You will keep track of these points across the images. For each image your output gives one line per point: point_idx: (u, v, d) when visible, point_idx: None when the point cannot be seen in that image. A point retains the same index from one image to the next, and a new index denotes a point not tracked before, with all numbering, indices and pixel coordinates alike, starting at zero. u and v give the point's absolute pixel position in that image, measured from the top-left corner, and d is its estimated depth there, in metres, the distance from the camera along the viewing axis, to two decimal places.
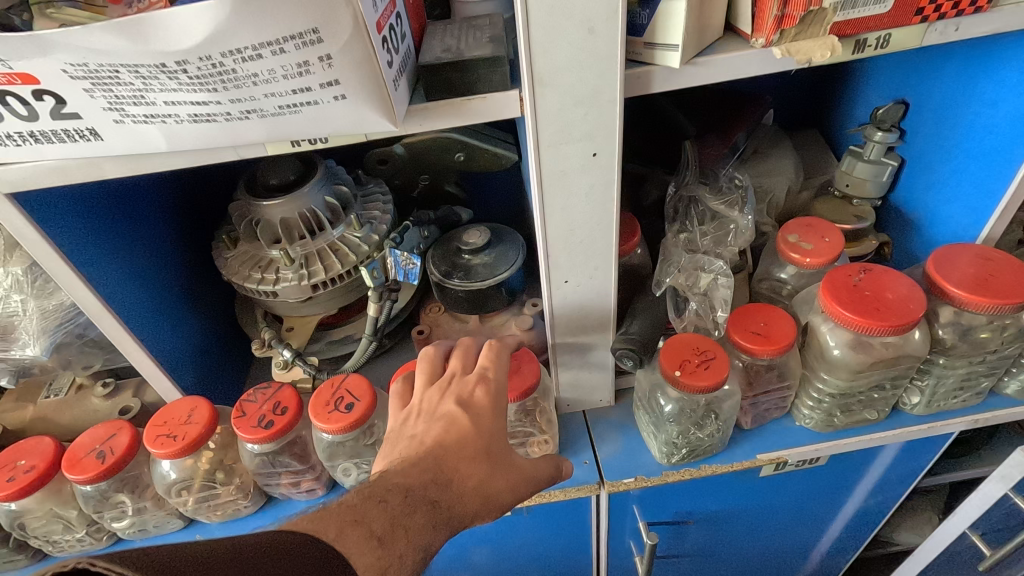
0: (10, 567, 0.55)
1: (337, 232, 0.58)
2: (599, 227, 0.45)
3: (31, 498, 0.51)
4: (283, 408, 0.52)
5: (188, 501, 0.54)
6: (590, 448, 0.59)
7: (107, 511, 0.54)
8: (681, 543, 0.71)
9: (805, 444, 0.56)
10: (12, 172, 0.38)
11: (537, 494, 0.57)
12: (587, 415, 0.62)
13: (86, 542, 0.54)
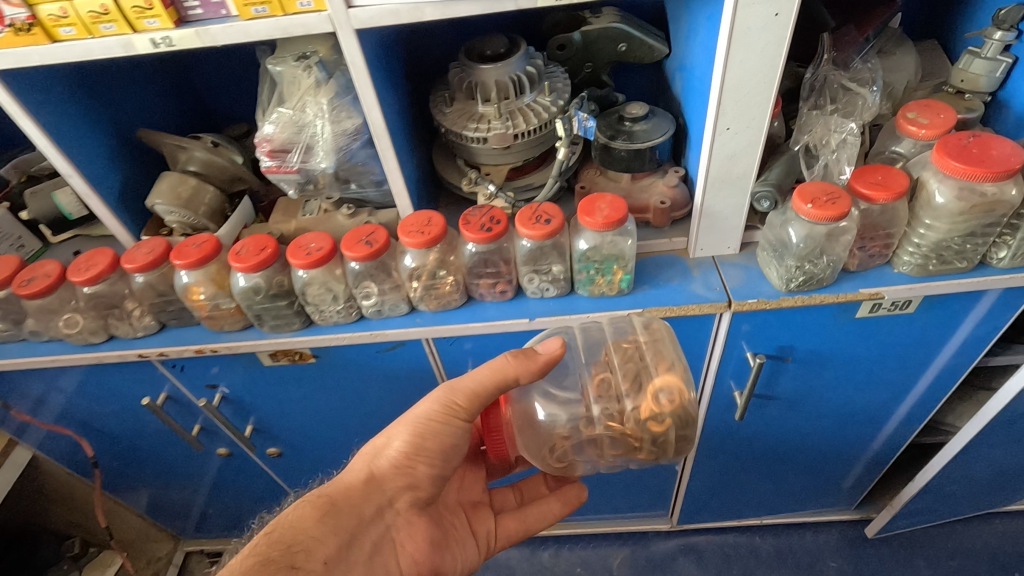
0: (289, 327, 0.76)
1: (531, 97, 0.74)
2: (763, 81, 0.59)
3: (316, 271, 0.72)
4: (498, 220, 0.70)
5: (420, 287, 0.74)
6: (719, 279, 0.75)
7: (361, 289, 0.74)
8: (775, 383, 0.87)
9: (901, 284, 0.70)
10: (367, 11, 0.55)
11: (676, 306, 0.73)
12: (715, 259, 0.77)
13: (343, 313, 0.75)
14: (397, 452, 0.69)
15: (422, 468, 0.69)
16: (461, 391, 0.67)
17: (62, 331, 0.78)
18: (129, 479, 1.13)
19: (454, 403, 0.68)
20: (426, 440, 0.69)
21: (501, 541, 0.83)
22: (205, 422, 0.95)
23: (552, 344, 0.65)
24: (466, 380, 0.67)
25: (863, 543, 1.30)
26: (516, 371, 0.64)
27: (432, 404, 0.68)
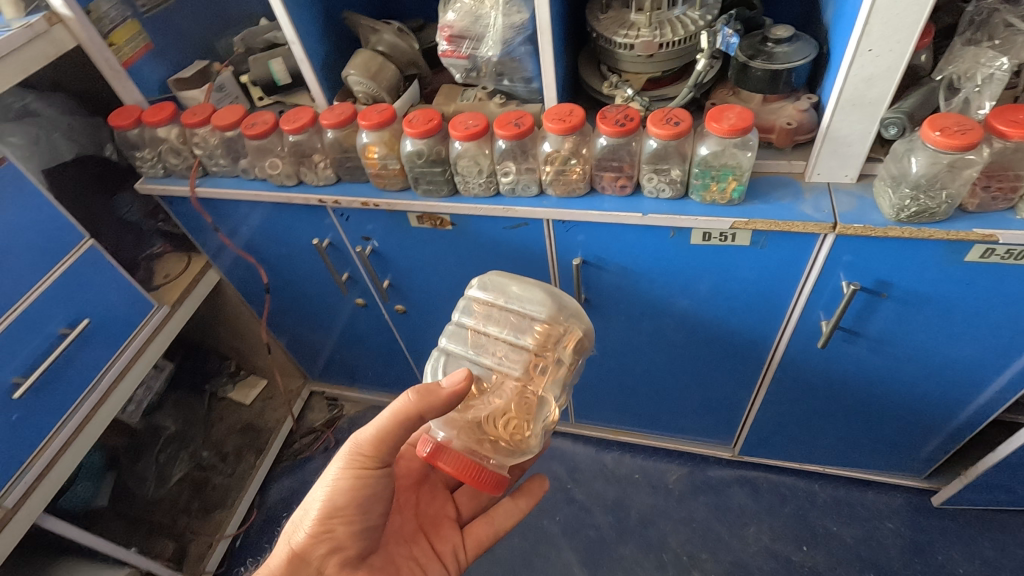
0: (438, 193, 0.91)
1: (680, 11, 0.81)
2: (916, 3, 0.62)
3: (470, 144, 0.85)
4: (631, 118, 0.79)
5: (552, 172, 0.85)
6: (830, 204, 0.79)
7: (502, 167, 0.87)
8: (866, 320, 0.91)
9: (1019, 230, 0.71)
10: None
11: (782, 221, 0.79)
12: (831, 185, 0.81)
13: (484, 187, 0.89)
14: (315, 516, 0.74)
15: (341, 527, 0.74)
16: (365, 441, 0.72)
17: (267, 171, 0.99)
18: (283, 315, 1.40)
19: (361, 457, 0.73)
20: (339, 498, 0.73)
21: (472, 548, 0.91)
22: (353, 272, 1.16)
23: (458, 379, 0.68)
24: (367, 437, 0.72)
25: (927, 512, 1.32)
26: (420, 409, 0.68)
27: (341, 471, 0.73)
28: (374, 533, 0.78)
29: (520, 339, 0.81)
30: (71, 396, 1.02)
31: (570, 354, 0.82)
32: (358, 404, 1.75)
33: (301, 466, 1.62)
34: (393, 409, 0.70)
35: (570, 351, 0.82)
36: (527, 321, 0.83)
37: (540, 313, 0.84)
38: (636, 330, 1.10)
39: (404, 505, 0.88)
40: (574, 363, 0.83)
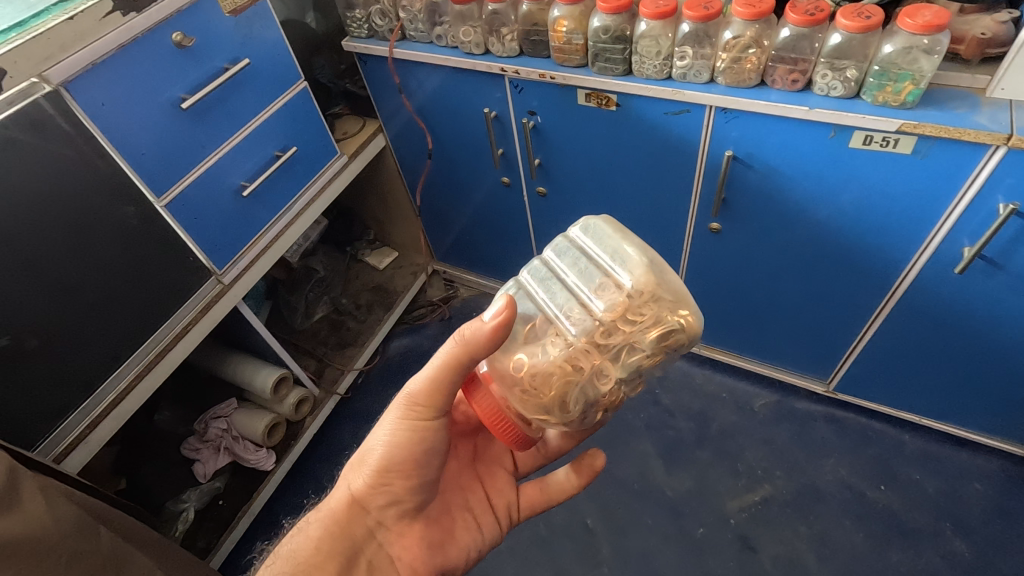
0: (612, 72, 1.01)
1: None
2: None
3: (656, 24, 0.93)
4: (822, 10, 0.83)
5: (727, 60, 0.91)
6: (1009, 118, 0.81)
7: (680, 50, 0.94)
8: (1013, 252, 0.92)
9: None
10: None
11: (953, 128, 0.81)
12: (1013, 103, 0.82)
13: (659, 69, 0.97)
14: (372, 464, 0.74)
15: (398, 483, 0.74)
16: (419, 390, 0.70)
17: (460, 39, 1.12)
18: (432, 186, 1.57)
19: (416, 408, 0.71)
20: (395, 454, 0.73)
21: (525, 509, 0.87)
22: (508, 148, 1.29)
23: (502, 309, 0.63)
24: (421, 389, 0.70)
25: (1020, 481, 1.31)
26: (469, 356, 0.65)
27: (398, 423, 0.73)
28: (432, 486, 0.77)
29: (593, 301, 0.66)
30: (274, 212, 1.23)
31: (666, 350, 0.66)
32: (472, 289, 1.94)
33: (418, 329, 1.85)
34: (440, 356, 0.67)
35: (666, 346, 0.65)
36: (608, 279, 0.66)
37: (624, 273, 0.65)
38: (764, 238, 1.15)
39: (460, 452, 0.86)
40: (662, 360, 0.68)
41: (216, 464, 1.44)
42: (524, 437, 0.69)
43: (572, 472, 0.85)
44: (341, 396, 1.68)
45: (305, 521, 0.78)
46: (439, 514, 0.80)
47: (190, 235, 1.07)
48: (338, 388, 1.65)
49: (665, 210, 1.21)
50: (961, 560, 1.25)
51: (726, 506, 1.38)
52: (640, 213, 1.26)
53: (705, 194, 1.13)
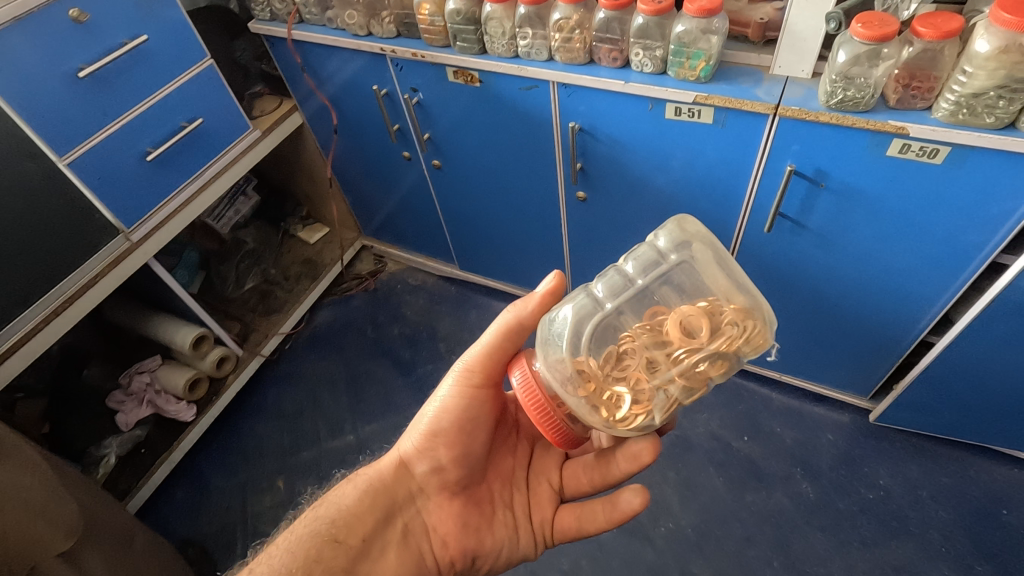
0: (470, 51, 1.13)
1: None
2: None
3: (498, 8, 1.06)
4: None
5: (558, 40, 1.04)
6: (781, 91, 0.94)
7: (521, 31, 1.07)
8: (810, 211, 1.05)
9: (928, 126, 0.84)
10: None
11: (736, 99, 0.94)
12: (787, 78, 0.95)
13: (506, 48, 1.10)
14: (425, 426, 0.83)
15: (443, 450, 0.83)
16: (475, 361, 0.81)
17: (347, 22, 1.25)
18: (347, 163, 1.69)
19: (470, 375, 0.82)
20: (445, 419, 0.82)
21: (559, 533, 0.88)
22: (402, 124, 1.41)
23: (551, 281, 0.76)
24: (480, 359, 0.81)
25: (866, 430, 1.45)
26: (517, 313, 0.77)
27: (451, 391, 0.82)
28: (473, 461, 0.85)
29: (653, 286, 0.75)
30: (183, 177, 1.35)
31: (712, 341, 0.69)
32: (399, 264, 2.06)
33: (345, 300, 1.98)
34: (497, 327, 0.79)
35: (712, 336, 0.69)
36: (662, 260, 0.76)
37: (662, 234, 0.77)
38: (621, 206, 1.28)
39: (517, 451, 0.93)
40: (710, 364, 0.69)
41: (138, 414, 1.55)
42: (556, 419, 0.71)
43: (610, 510, 0.83)
44: (266, 357, 1.80)
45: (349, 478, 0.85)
46: (480, 498, 0.87)
47: (96, 193, 1.18)
48: (263, 350, 1.78)
49: (541, 179, 1.34)
50: (806, 500, 1.38)
51: None
52: (521, 184, 1.38)
53: (566, 164, 1.26)
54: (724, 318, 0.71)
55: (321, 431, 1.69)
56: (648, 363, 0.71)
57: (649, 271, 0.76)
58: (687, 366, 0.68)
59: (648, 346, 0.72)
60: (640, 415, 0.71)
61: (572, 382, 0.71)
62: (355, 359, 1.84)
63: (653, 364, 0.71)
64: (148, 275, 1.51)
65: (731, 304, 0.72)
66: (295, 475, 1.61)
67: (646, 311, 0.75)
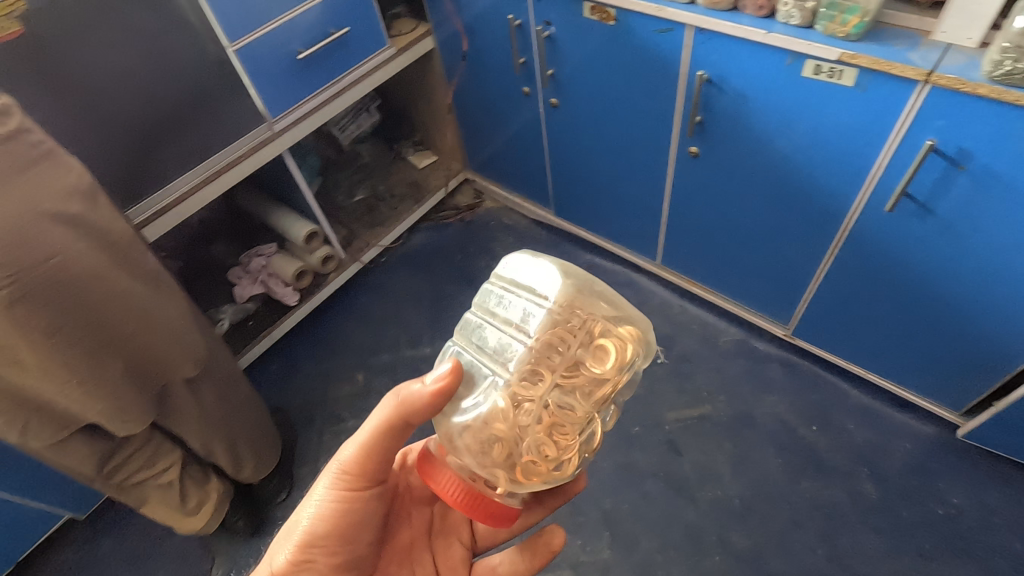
0: None
1: None
2: None
3: None
4: None
5: None
6: (938, 58, 0.88)
7: None
8: (941, 194, 0.99)
9: None
10: None
11: (885, 62, 0.90)
12: (949, 46, 0.89)
13: None
14: (300, 538, 0.76)
15: (319, 560, 0.76)
16: (350, 464, 0.75)
17: None
18: (467, 93, 1.76)
19: (346, 477, 0.76)
20: (322, 527, 0.76)
21: None
22: (528, 58, 1.45)
23: (443, 375, 0.67)
24: (352, 460, 0.75)
25: (948, 446, 1.38)
26: (405, 416, 0.71)
27: (328, 493, 0.77)
28: (363, 560, 0.80)
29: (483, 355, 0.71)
30: (322, 81, 1.47)
31: (597, 351, 0.70)
32: (496, 201, 2.13)
33: (441, 226, 2.08)
34: (374, 423, 0.73)
35: (593, 347, 0.70)
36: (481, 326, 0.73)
37: (499, 273, 0.75)
38: (733, 166, 1.26)
39: (412, 519, 0.89)
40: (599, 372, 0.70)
41: (251, 291, 1.75)
42: (484, 506, 0.69)
43: (524, 556, 0.87)
44: (363, 264, 1.94)
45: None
46: None
47: (252, 81, 1.32)
48: (362, 258, 1.92)
49: (654, 130, 1.34)
50: (865, 499, 1.34)
51: (664, 415, 1.56)
52: (633, 133, 1.39)
53: (685, 115, 1.25)
54: (596, 331, 0.72)
55: (400, 339, 1.83)
56: (556, 406, 0.69)
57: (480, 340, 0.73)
58: (591, 389, 0.70)
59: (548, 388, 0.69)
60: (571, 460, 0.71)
61: (486, 463, 0.70)
62: (440, 281, 1.95)
63: (558, 404, 0.69)
64: (277, 168, 1.67)
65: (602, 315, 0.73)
66: (373, 373, 1.76)
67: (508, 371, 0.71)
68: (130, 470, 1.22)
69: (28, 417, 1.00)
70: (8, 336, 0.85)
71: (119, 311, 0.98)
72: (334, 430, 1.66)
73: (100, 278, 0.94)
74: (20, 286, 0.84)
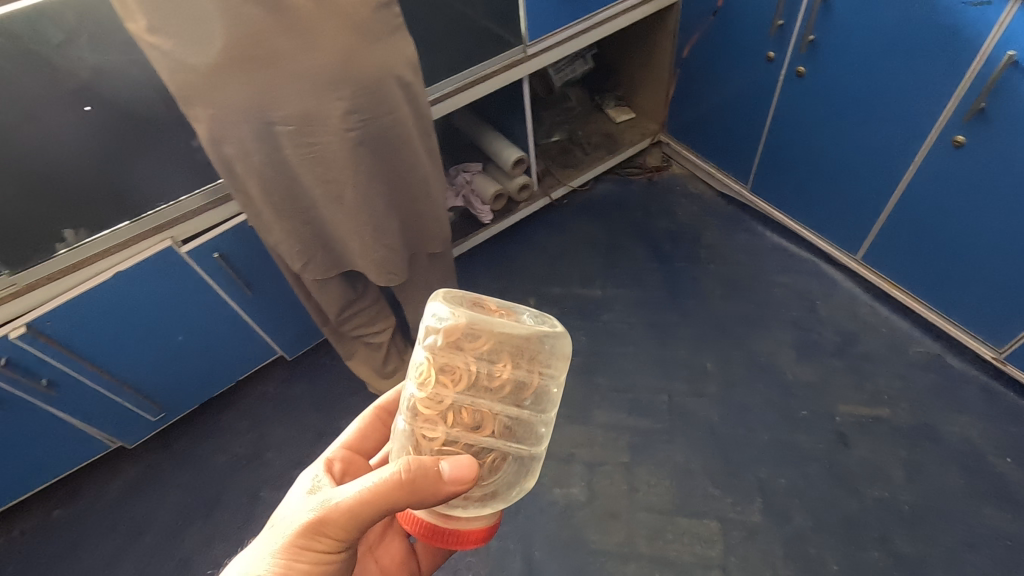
0: None
1: None
2: None
3: None
4: None
5: None
6: None
7: None
8: None
9: None
10: None
11: None
12: None
13: None
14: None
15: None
16: (334, 524, 0.73)
17: None
18: (699, 52, 1.79)
19: (325, 537, 0.74)
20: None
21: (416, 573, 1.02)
22: (788, 21, 1.46)
23: (459, 472, 0.71)
24: (335, 519, 0.73)
25: None
26: (407, 499, 0.71)
27: (300, 553, 0.73)
28: None
29: (429, 403, 0.78)
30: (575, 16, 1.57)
31: (513, 374, 0.80)
32: (684, 168, 2.14)
33: (625, 182, 2.13)
34: (360, 490, 0.72)
35: (502, 368, 0.80)
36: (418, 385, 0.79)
37: (425, 341, 0.79)
38: (1005, 161, 1.22)
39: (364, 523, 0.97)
40: (523, 396, 0.80)
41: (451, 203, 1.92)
42: (456, 539, 0.78)
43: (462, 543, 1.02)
44: (549, 202, 2.05)
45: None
46: None
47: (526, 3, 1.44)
48: (551, 194, 2.03)
49: (918, 113, 1.32)
50: None
51: (836, 407, 1.53)
52: (890, 113, 1.38)
53: (966, 100, 1.22)
54: (505, 359, 0.81)
55: (573, 277, 1.91)
56: (505, 427, 0.79)
57: (429, 390, 0.78)
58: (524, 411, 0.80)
59: (497, 416, 0.79)
60: (520, 475, 0.81)
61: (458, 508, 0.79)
62: (618, 232, 2.01)
63: (505, 428, 0.79)
64: (505, 93, 1.79)
65: (529, 351, 0.83)
66: (545, 301, 1.87)
67: (460, 415, 0.78)
68: (359, 321, 1.42)
69: (317, 251, 1.20)
70: (343, 171, 1.02)
71: (411, 177, 1.13)
72: None
73: (410, 143, 1.08)
74: (367, 130, 0.99)
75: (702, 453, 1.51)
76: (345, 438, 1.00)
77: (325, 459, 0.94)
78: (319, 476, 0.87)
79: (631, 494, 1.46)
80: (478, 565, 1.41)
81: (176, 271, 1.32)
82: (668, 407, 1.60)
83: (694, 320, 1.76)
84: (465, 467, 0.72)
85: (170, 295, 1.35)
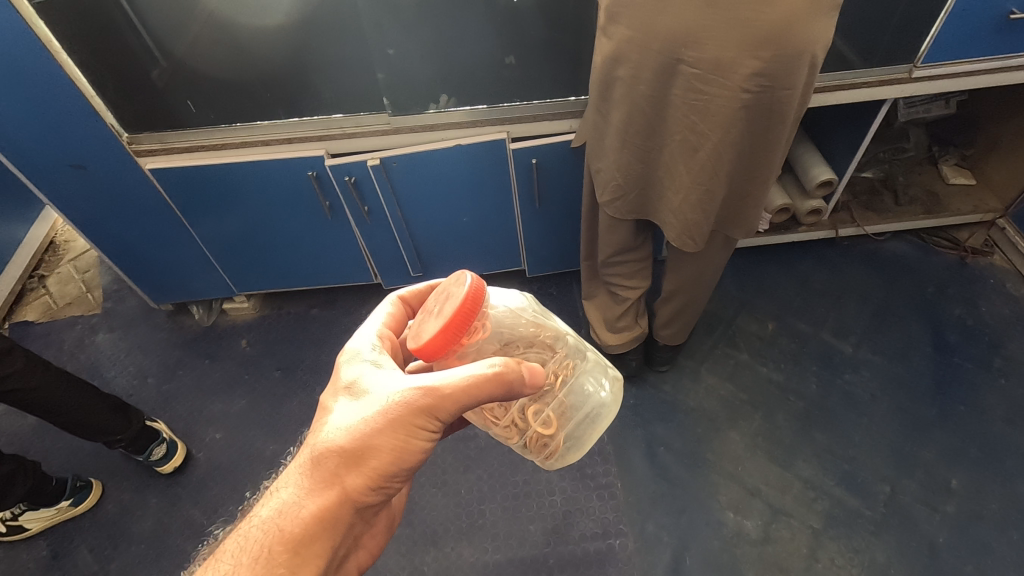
0: None
1: None
2: None
3: None
4: None
5: None
6: None
7: None
8: None
9: None
10: None
11: None
12: None
13: None
14: (371, 468, 0.69)
15: (396, 481, 0.72)
16: (442, 409, 0.69)
17: None
18: None
19: (433, 419, 0.70)
20: (399, 460, 0.70)
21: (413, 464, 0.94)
22: None
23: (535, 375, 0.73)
24: (444, 406, 0.69)
25: None
26: (503, 394, 0.70)
27: (407, 430, 0.69)
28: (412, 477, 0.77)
29: (566, 355, 0.87)
30: (991, 51, 1.37)
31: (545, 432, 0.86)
32: (1009, 262, 1.83)
33: (927, 249, 1.88)
34: (470, 377, 0.68)
35: (554, 430, 0.86)
36: (579, 356, 0.90)
37: (603, 388, 0.90)
38: None
39: None
40: (524, 441, 0.86)
41: None
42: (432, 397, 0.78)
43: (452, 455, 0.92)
44: (832, 236, 1.86)
45: (281, 508, 0.69)
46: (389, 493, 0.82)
47: (947, 18, 1.29)
48: (838, 229, 1.85)
49: None
50: None
51: None
52: None
53: None
54: (560, 438, 0.87)
55: (827, 320, 1.75)
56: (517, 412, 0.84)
57: (574, 369, 0.88)
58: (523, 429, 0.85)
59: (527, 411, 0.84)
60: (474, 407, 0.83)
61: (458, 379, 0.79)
62: (897, 297, 1.78)
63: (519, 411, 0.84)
64: (850, 110, 1.63)
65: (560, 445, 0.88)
66: (785, 331, 1.74)
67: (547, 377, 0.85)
68: (619, 271, 1.46)
69: (631, 191, 1.23)
70: (714, 127, 1.03)
71: (759, 159, 1.09)
72: (725, 351, 1.71)
73: (784, 125, 1.02)
74: (759, 97, 0.98)
75: (908, 566, 1.34)
76: (381, 320, 0.83)
77: (378, 335, 0.80)
78: (384, 351, 0.78)
79: (809, 561, 1.36)
80: (627, 537, 1.42)
81: (497, 161, 1.47)
82: (887, 499, 1.42)
83: (955, 427, 1.52)
84: (538, 373, 0.75)
85: (481, 178, 1.52)
